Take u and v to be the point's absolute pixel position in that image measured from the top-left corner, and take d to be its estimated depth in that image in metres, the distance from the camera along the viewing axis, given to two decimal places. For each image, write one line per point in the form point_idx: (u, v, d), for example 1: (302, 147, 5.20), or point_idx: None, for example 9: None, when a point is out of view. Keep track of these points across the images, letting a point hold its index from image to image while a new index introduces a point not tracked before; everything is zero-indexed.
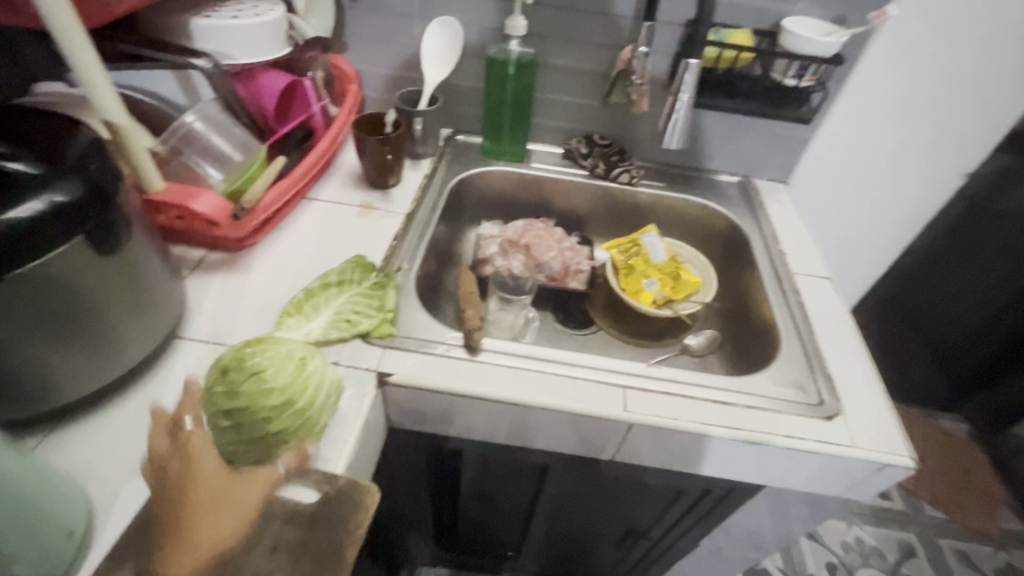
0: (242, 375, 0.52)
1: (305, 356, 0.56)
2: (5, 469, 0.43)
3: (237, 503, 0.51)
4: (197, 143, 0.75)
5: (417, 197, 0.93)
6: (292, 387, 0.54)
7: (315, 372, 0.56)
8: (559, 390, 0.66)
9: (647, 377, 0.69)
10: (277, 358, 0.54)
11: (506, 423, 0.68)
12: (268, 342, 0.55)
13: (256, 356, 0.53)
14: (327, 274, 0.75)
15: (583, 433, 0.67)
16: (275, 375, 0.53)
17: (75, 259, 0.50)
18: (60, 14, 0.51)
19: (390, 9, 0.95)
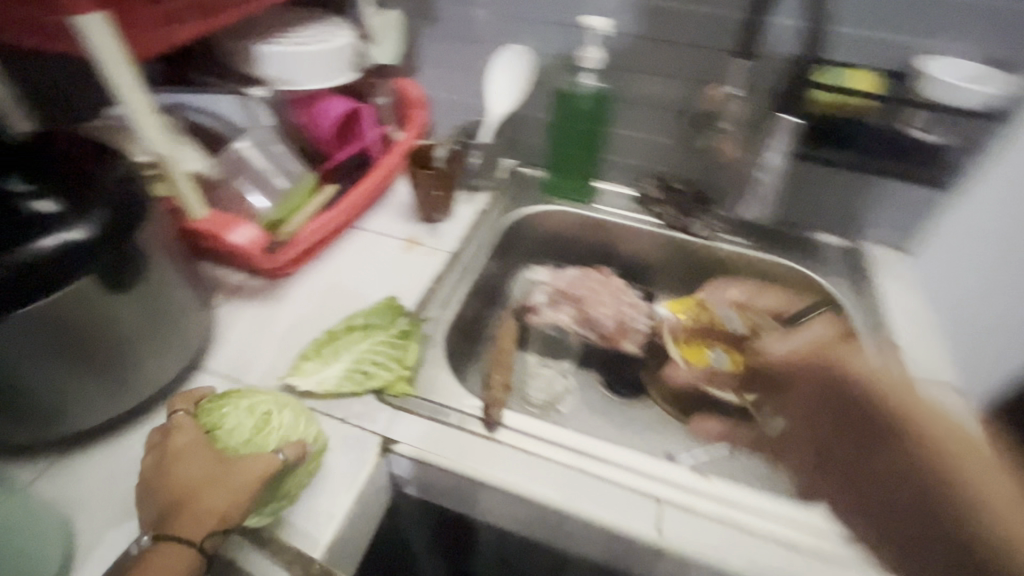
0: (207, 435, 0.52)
1: (271, 409, 0.54)
2: None
3: (234, 481, 0.48)
4: (247, 169, 0.74)
5: (465, 235, 0.87)
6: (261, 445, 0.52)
7: (289, 422, 0.54)
8: (584, 489, 0.57)
9: (695, 490, 0.57)
10: (235, 413, 0.53)
11: (523, 521, 0.60)
12: (228, 397, 0.54)
13: (212, 414, 0.53)
14: (354, 316, 0.71)
15: (609, 549, 0.57)
16: (227, 433, 0.51)
17: (87, 296, 0.50)
18: (105, 50, 0.51)
19: (462, 35, 0.91)
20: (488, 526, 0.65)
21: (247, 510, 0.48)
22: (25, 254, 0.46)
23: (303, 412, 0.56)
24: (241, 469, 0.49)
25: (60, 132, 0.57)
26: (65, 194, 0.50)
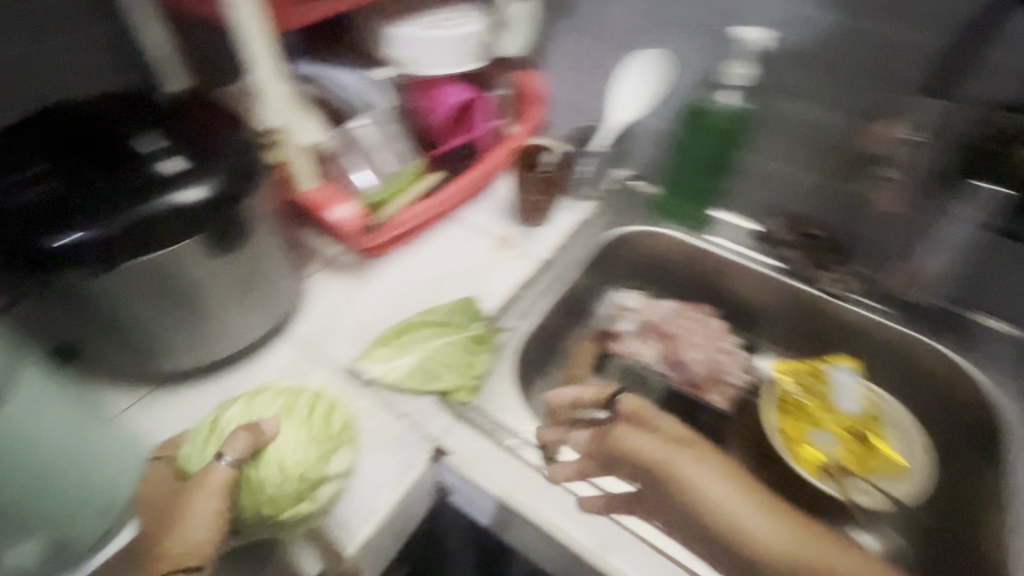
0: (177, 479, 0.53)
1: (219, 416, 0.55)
2: (73, 440, 0.45)
3: (202, 492, 0.48)
4: (360, 148, 0.76)
5: (559, 245, 0.83)
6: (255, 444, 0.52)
7: (264, 403, 0.56)
8: (610, 539, 0.53)
9: None
10: (194, 444, 0.54)
11: (544, 560, 0.56)
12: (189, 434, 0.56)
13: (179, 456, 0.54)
14: (433, 310, 0.70)
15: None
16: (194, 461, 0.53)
17: (195, 253, 0.53)
18: (246, 21, 0.53)
19: (595, 33, 0.85)
20: (524, 563, 0.61)
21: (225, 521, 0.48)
22: (150, 208, 0.49)
23: (258, 392, 0.57)
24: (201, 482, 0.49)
25: (201, 96, 0.61)
26: (193, 155, 0.53)
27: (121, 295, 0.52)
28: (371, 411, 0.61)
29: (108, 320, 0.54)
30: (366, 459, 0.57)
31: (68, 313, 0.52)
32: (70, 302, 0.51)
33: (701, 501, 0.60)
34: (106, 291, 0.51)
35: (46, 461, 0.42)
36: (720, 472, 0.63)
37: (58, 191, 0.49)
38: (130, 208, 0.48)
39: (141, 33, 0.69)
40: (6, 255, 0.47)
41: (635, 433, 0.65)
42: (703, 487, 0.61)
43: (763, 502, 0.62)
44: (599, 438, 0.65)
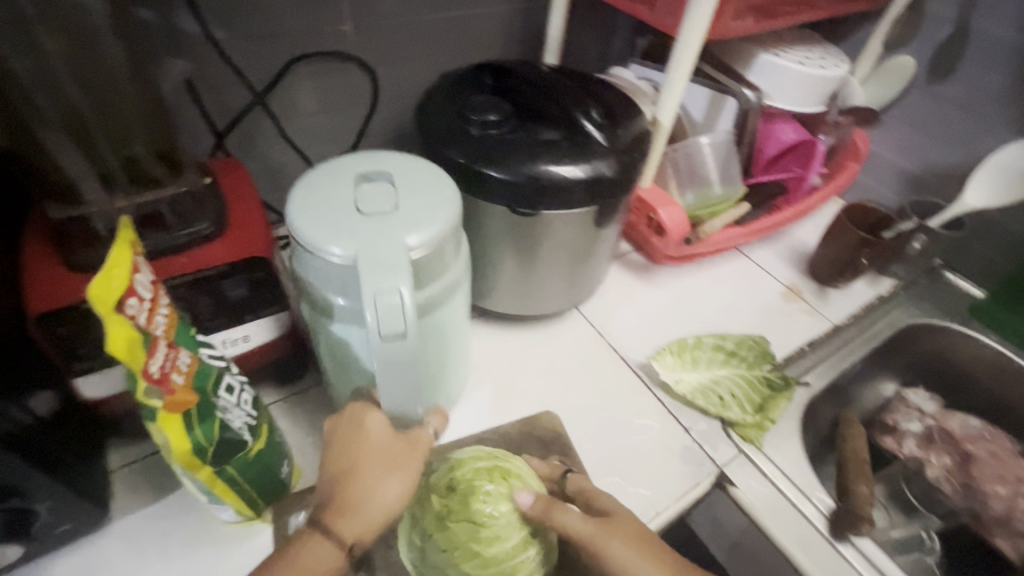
0: (448, 555, 0.46)
1: (441, 510, 0.47)
2: (456, 336, 0.51)
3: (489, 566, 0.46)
4: (693, 161, 0.77)
5: (857, 315, 0.76)
6: (465, 552, 0.46)
7: (464, 473, 0.48)
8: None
9: None
10: (452, 545, 0.46)
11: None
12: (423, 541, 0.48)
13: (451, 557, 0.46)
14: (724, 336, 0.69)
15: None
16: (468, 560, 0.46)
17: (577, 221, 0.56)
18: (695, 24, 0.57)
19: (973, 106, 0.77)
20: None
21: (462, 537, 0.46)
22: (563, 173, 0.52)
23: (458, 463, 0.49)
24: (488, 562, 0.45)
25: (600, 77, 0.63)
26: (604, 129, 0.56)
27: (503, 235, 0.58)
28: (656, 414, 0.62)
29: (475, 251, 0.61)
30: (652, 458, 0.58)
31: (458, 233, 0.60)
32: (467, 228, 0.59)
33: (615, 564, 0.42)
34: (495, 222, 0.57)
35: (446, 343, 0.50)
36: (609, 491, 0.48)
37: (498, 129, 0.54)
38: (551, 170, 0.51)
39: (539, 14, 0.76)
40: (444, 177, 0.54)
41: (566, 512, 0.45)
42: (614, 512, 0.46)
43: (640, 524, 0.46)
44: (547, 504, 0.46)
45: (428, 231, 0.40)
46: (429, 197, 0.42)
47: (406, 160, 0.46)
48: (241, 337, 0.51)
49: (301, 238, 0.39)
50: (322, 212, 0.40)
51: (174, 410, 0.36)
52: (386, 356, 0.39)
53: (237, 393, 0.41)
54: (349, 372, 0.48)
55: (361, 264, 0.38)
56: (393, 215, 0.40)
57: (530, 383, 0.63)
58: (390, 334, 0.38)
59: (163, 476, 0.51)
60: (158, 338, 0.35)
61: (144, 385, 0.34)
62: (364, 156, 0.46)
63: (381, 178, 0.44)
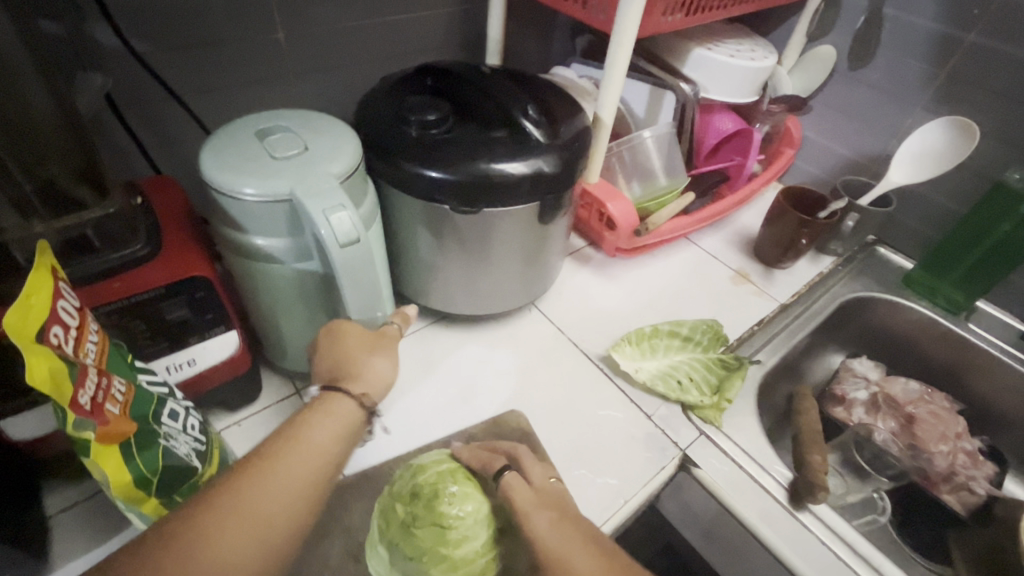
0: (414, 564, 0.45)
1: (405, 518, 0.47)
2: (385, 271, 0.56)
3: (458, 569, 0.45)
4: (639, 154, 0.78)
5: (801, 293, 0.80)
6: (433, 557, 0.45)
7: (426, 476, 0.49)
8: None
9: None
10: (419, 549, 0.46)
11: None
12: (387, 551, 0.47)
13: (417, 562, 0.45)
14: (679, 323, 0.71)
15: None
16: (435, 563, 0.45)
17: (525, 217, 0.57)
18: (627, 22, 0.59)
19: (890, 90, 0.82)
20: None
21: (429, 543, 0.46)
22: (507, 172, 0.52)
23: (420, 468, 0.50)
24: (456, 566, 0.45)
25: (538, 76, 0.64)
26: (544, 127, 0.56)
27: (454, 234, 0.58)
28: (618, 404, 0.63)
29: (427, 255, 0.61)
30: (617, 446, 0.59)
31: (407, 237, 0.60)
32: (416, 231, 0.59)
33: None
34: (447, 223, 0.57)
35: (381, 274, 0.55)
36: (558, 522, 0.43)
37: (438, 128, 0.54)
38: (496, 169, 0.52)
39: (478, 18, 0.77)
40: (388, 179, 0.54)
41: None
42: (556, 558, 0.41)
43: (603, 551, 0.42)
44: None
45: (343, 159, 0.45)
46: (333, 139, 0.47)
47: (297, 113, 0.49)
48: (185, 361, 0.48)
49: (227, 185, 0.42)
50: (240, 162, 0.44)
51: (109, 442, 0.34)
52: (349, 265, 0.43)
53: (181, 419, 0.40)
54: (299, 312, 0.52)
55: (298, 195, 0.42)
56: (306, 154, 0.45)
57: (492, 382, 0.63)
58: (347, 241, 0.42)
59: (110, 514, 0.48)
60: (87, 366, 0.33)
61: (76, 418, 0.32)
62: (255, 117, 0.49)
63: (279, 130, 0.47)
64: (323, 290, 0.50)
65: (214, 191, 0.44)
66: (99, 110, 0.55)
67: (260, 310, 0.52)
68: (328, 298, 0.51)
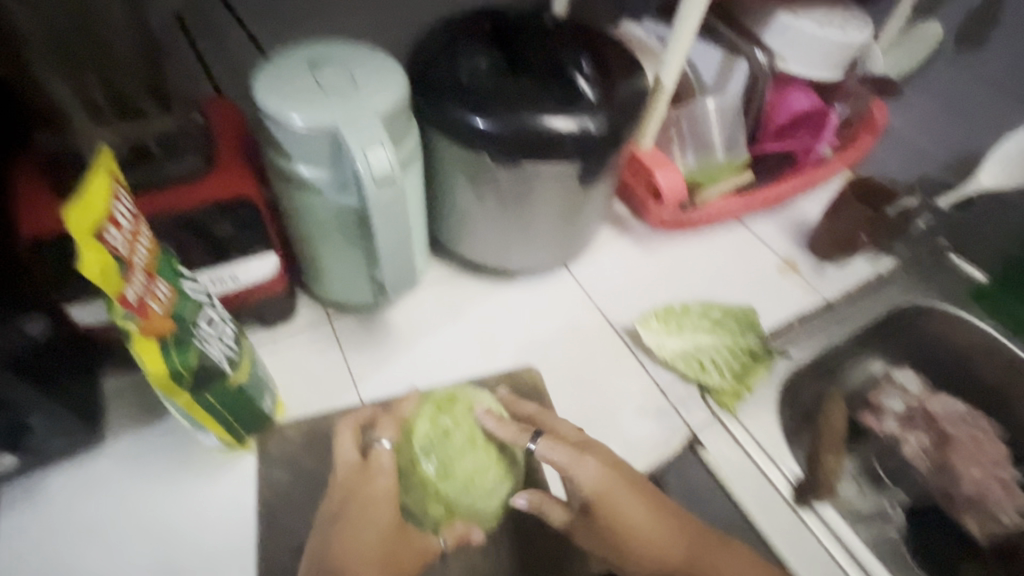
0: (466, 493, 0.48)
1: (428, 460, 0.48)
2: (419, 215, 0.57)
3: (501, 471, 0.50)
4: (696, 123, 0.76)
5: (850, 293, 0.76)
6: (478, 477, 0.49)
7: (420, 427, 0.50)
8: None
9: None
10: (465, 477, 0.48)
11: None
12: (425, 486, 0.48)
13: (467, 487, 0.48)
14: (712, 305, 0.69)
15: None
16: (482, 476, 0.49)
17: (566, 176, 0.56)
18: None
19: (999, 81, 0.73)
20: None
21: (467, 472, 0.48)
22: (553, 128, 0.51)
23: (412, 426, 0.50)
24: (495, 474, 0.49)
25: (600, 29, 0.61)
26: (597, 85, 0.54)
27: (491, 185, 0.58)
28: (634, 376, 0.63)
29: (463, 205, 0.62)
30: (627, 416, 0.59)
31: (445, 183, 0.60)
32: (455, 177, 0.59)
33: (641, 552, 0.46)
34: (486, 174, 0.56)
35: (415, 218, 0.56)
36: (609, 469, 0.47)
37: (488, 76, 0.53)
38: (542, 124, 0.51)
39: None
40: (432, 123, 0.54)
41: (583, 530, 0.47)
42: (613, 509, 0.46)
43: (648, 499, 0.47)
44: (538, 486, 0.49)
45: (389, 97, 0.46)
46: (381, 75, 0.47)
47: (349, 46, 0.50)
48: (228, 276, 0.51)
49: (278, 112, 0.44)
50: (292, 92, 0.45)
51: (149, 336, 0.37)
52: (384, 204, 0.45)
53: (216, 327, 0.43)
54: (333, 244, 0.54)
55: (343, 129, 0.43)
56: (354, 89, 0.46)
57: (512, 336, 0.64)
58: (383, 179, 0.44)
59: (147, 403, 0.53)
60: (136, 266, 0.36)
61: (120, 312, 0.36)
62: (308, 45, 0.49)
63: (330, 61, 0.48)
64: (357, 227, 0.52)
65: (265, 116, 0.45)
66: (167, 25, 0.57)
67: (301, 237, 0.55)
68: (362, 236, 0.53)
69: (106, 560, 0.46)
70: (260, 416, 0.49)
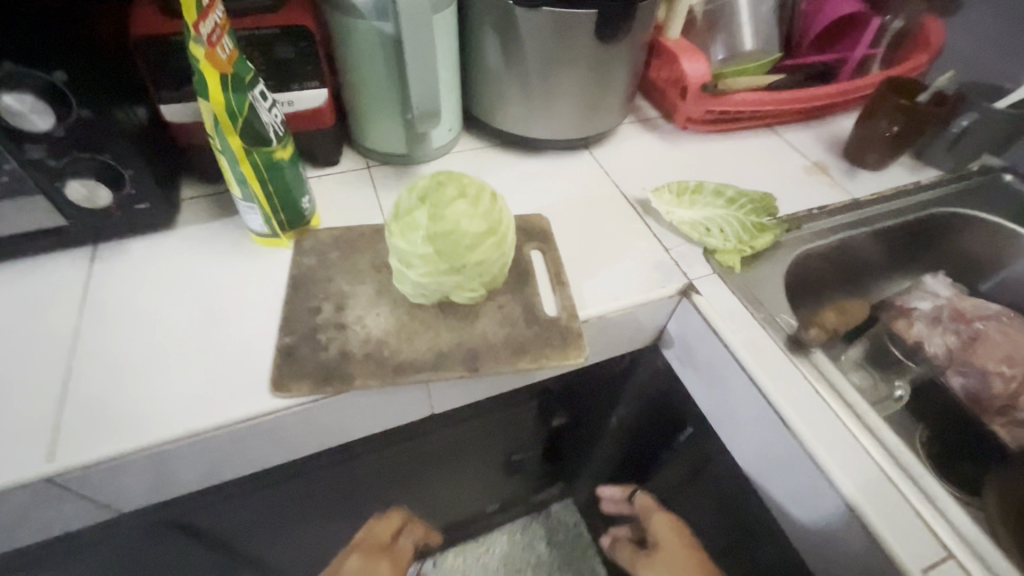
0: (443, 246, 0.45)
1: (412, 210, 0.46)
2: (450, 63, 0.64)
3: (486, 233, 0.46)
4: (730, 25, 0.79)
5: (884, 194, 0.74)
6: (459, 231, 0.45)
7: (411, 186, 0.48)
8: (827, 433, 0.51)
9: (888, 522, 0.47)
10: (446, 228, 0.45)
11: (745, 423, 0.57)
12: (406, 237, 0.46)
13: (447, 239, 0.45)
14: (728, 188, 0.70)
15: (805, 498, 0.52)
16: (464, 231, 0.45)
17: (585, 28, 0.61)
18: None
19: None
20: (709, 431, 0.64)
21: (448, 225, 0.45)
22: None
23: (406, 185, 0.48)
24: (476, 234, 0.45)
25: None
26: None
27: (517, 40, 0.63)
28: (640, 235, 0.65)
29: (490, 66, 0.67)
30: (626, 263, 0.62)
31: (477, 45, 0.67)
32: (485, 36, 0.65)
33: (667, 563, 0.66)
34: (513, 28, 0.62)
35: (444, 63, 0.63)
36: (673, 525, 0.69)
37: None
38: None
39: None
40: None
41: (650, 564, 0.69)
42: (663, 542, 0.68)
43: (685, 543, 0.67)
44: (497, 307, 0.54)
45: None
46: None
47: None
48: (286, 102, 0.61)
49: None
50: None
51: (216, 70, 0.45)
52: (411, 10, 0.53)
53: (269, 102, 0.51)
54: (374, 79, 0.62)
55: None
56: None
57: (527, 195, 0.69)
58: None
59: (207, 205, 0.63)
60: (216, 14, 0.44)
61: (197, 42, 0.43)
62: None
63: None
64: (394, 58, 0.60)
65: None
66: None
67: (347, 75, 0.63)
68: (397, 68, 0.60)
69: (172, 301, 0.54)
70: (296, 210, 0.57)
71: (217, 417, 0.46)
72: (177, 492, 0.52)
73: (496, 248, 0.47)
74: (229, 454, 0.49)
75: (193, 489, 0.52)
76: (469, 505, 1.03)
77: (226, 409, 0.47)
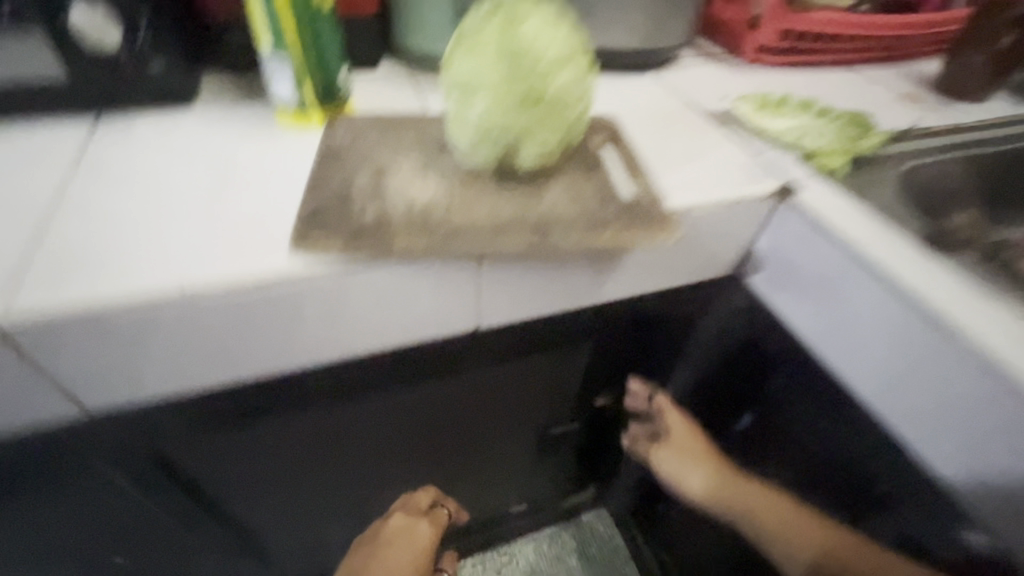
0: (519, 60, 0.38)
1: (482, 26, 0.39)
2: None
3: (566, 52, 0.39)
4: None
5: (990, 121, 0.65)
6: (539, 44, 0.38)
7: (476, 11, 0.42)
8: (991, 325, 0.40)
9: None
10: (521, 39, 0.38)
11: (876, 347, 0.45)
12: (474, 56, 0.39)
13: (523, 52, 0.38)
14: (816, 103, 0.62)
15: (968, 418, 0.40)
16: (543, 45, 0.38)
17: None
18: None
19: None
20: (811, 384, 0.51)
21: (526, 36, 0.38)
22: None
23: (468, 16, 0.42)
24: (557, 50, 0.39)
25: None
26: None
27: None
28: (721, 141, 0.56)
29: None
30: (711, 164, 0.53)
31: None
32: None
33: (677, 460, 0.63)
34: None
35: None
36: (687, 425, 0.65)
37: None
38: None
39: None
40: None
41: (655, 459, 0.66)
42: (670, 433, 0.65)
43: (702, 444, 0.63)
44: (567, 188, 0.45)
45: None
46: None
47: None
48: None
49: None
50: None
51: None
52: None
53: None
54: None
55: None
56: None
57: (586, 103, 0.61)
58: None
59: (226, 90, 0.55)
60: None
61: None
62: None
63: None
64: None
65: None
66: None
67: None
68: None
69: (174, 166, 0.46)
70: (332, 79, 0.50)
71: (213, 280, 0.37)
72: (160, 392, 0.42)
73: (577, 73, 0.40)
74: (226, 335, 0.39)
75: (179, 388, 0.42)
76: (496, 499, 0.90)
77: (224, 272, 0.37)
